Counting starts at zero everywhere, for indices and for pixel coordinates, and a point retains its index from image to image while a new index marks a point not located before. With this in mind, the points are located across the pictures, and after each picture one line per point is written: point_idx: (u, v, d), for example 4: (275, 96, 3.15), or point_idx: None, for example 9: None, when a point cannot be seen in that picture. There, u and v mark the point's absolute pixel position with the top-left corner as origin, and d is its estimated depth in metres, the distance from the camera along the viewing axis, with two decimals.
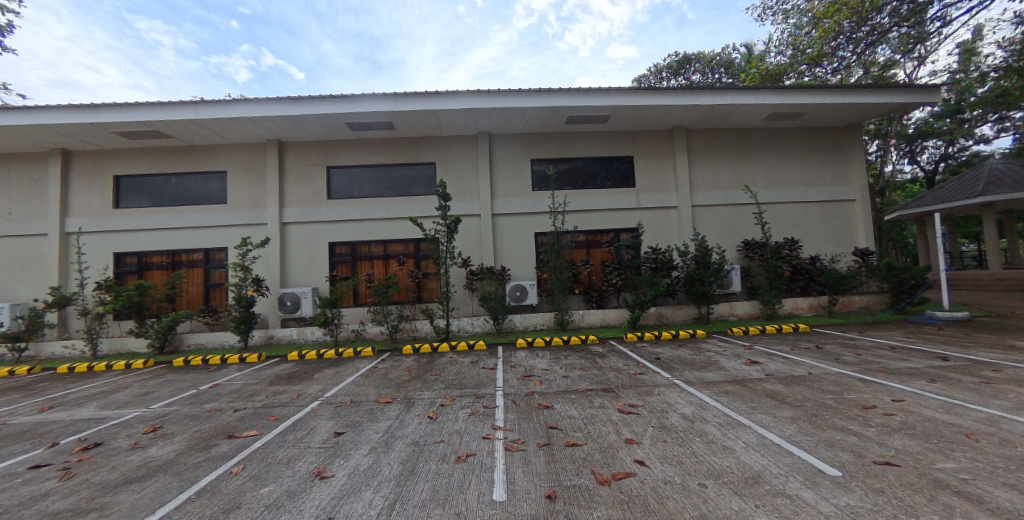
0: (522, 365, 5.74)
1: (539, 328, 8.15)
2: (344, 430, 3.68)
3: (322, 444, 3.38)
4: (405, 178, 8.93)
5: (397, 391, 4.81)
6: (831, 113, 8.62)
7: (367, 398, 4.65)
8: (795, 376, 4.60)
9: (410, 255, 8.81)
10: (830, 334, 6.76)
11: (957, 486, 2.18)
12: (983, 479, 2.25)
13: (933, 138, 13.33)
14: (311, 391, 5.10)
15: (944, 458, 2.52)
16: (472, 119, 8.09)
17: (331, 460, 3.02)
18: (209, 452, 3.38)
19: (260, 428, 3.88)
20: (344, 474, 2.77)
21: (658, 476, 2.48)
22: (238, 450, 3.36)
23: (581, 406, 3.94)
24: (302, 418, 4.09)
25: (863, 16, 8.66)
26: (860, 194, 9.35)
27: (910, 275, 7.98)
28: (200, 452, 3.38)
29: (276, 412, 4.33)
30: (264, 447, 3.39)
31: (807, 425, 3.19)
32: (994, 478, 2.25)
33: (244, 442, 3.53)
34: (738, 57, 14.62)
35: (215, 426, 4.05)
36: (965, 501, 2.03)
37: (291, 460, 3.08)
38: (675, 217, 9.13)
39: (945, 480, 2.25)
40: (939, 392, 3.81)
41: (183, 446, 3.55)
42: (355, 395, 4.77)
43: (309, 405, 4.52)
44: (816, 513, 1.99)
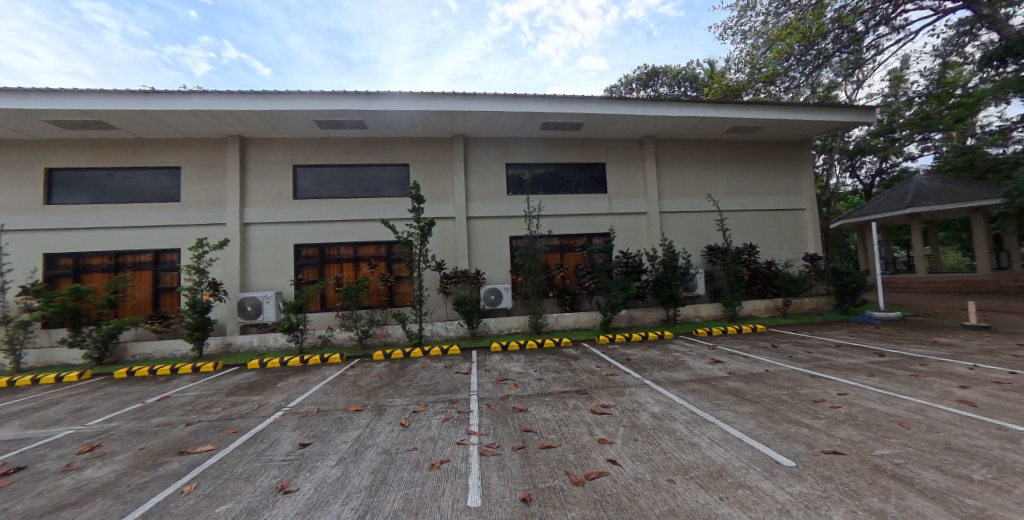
0: (497, 369, 5.74)
1: (514, 331, 8.19)
2: (310, 441, 3.52)
3: (286, 456, 3.23)
4: (378, 179, 8.71)
5: (368, 398, 4.68)
6: (785, 129, 9.30)
7: (336, 406, 4.47)
8: (754, 374, 4.91)
9: (382, 258, 8.59)
10: (784, 334, 7.25)
11: (893, 470, 2.41)
12: (914, 462, 2.50)
13: (870, 154, 14.62)
14: (274, 401, 4.84)
15: (882, 445, 2.79)
16: (448, 121, 8.03)
17: (296, 473, 2.88)
18: (158, 470, 3.13)
19: (216, 442, 3.63)
20: (309, 487, 2.65)
21: (629, 474, 2.57)
22: (191, 467, 3.13)
23: (556, 408, 4.00)
24: (263, 430, 3.88)
25: (810, 41, 9.51)
26: (809, 204, 10.14)
27: (853, 279, 8.72)
28: (146, 471, 3.12)
29: (234, 425, 4.08)
30: (221, 463, 3.17)
31: (765, 420, 3.42)
32: (924, 461, 2.51)
33: (198, 458, 3.30)
34: (701, 72, 15.39)
35: (165, 442, 3.75)
36: (900, 484, 2.25)
37: (252, 475, 2.91)
38: (645, 223, 9.49)
39: (883, 465, 2.49)
40: (877, 385, 4.19)
41: (126, 466, 3.26)
42: (322, 404, 4.58)
43: (271, 416, 4.29)
44: (773, 502, 2.13)
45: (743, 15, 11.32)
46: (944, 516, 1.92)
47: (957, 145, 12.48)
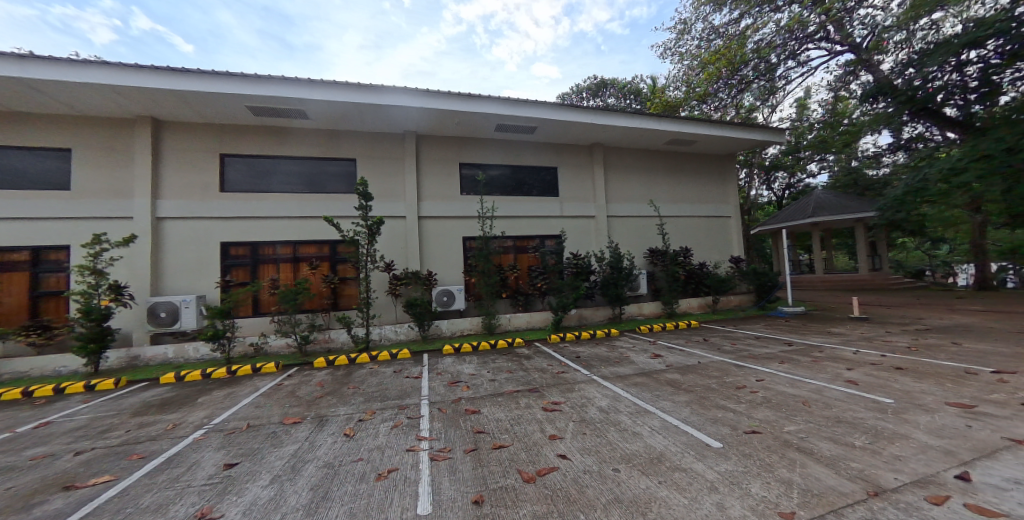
0: (449, 371, 5.64)
1: (467, 333, 8.12)
2: (238, 460, 3.18)
3: (208, 479, 2.88)
4: (321, 174, 8.15)
5: (308, 409, 4.35)
6: (715, 144, 10.32)
7: (270, 420, 4.10)
8: (689, 366, 5.38)
9: (325, 258, 8.05)
10: (714, 329, 8.01)
11: (799, 443, 2.78)
12: (814, 435, 2.91)
13: (782, 170, 16.70)
14: (194, 419, 4.31)
15: (791, 422, 3.21)
16: (400, 117, 7.76)
17: (220, 498, 2.59)
18: (35, 512, 2.62)
19: (116, 472, 3.13)
20: (236, 512, 2.41)
21: (578, 467, 2.67)
22: (82, 503, 2.68)
23: (508, 408, 4.01)
24: (179, 453, 3.44)
25: (735, 66, 10.64)
26: (733, 212, 11.33)
27: (769, 279, 9.91)
28: (18, 514, 2.61)
29: (140, 450, 3.56)
30: (123, 495, 2.75)
31: (698, 407, 3.76)
32: (822, 434, 2.93)
33: (92, 492, 2.83)
34: (644, 87, 16.50)
35: (46, 478, 3.16)
36: (803, 455, 2.61)
37: (164, 506, 2.57)
38: (594, 226, 9.95)
39: (791, 439, 2.86)
40: (787, 370, 4.81)
41: None
42: (254, 418, 4.17)
43: (189, 436, 3.81)
44: (704, 481, 2.35)
45: (680, 38, 12.35)
46: (836, 479, 2.26)
47: (845, 166, 14.75)
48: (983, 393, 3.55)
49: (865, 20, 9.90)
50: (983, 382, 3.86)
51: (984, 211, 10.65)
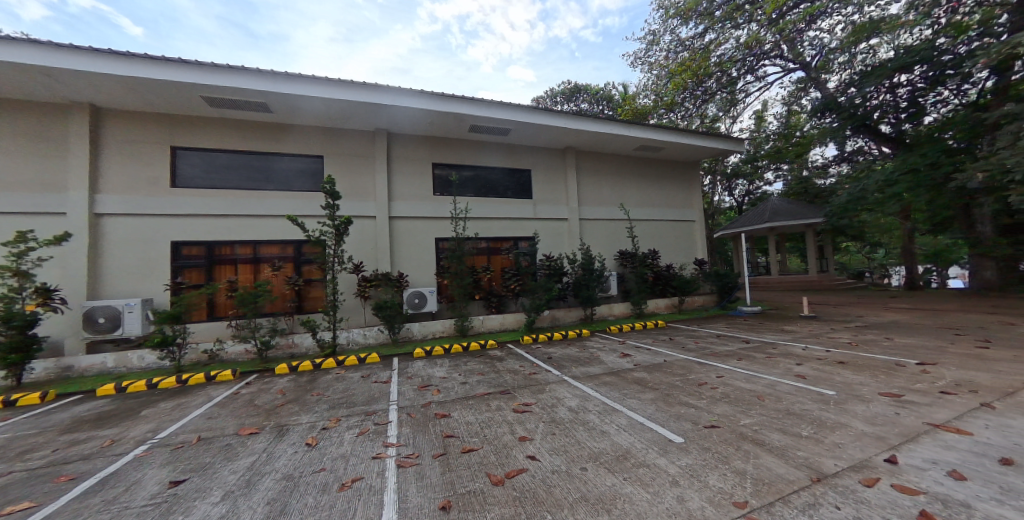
0: (419, 375, 5.54)
1: (438, 335, 8.01)
2: (185, 477, 2.97)
3: (151, 499, 2.68)
4: (285, 171, 7.81)
5: (268, 418, 4.13)
6: (681, 151, 10.76)
7: (225, 431, 3.87)
8: (655, 364, 5.56)
9: (288, 259, 7.71)
10: (680, 328, 8.33)
11: (753, 436, 2.95)
12: (766, 428, 3.09)
13: (742, 177, 17.65)
14: (136, 434, 4.00)
15: (746, 416, 3.39)
16: (370, 114, 7.57)
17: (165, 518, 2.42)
18: None
19: (41, 496, 2.85)
20: None
21: (547, 467, 2.70)
22: None
23: (479, 410, 3.99)
24: (118, 471, 3.17)
25: (700, 78, 11.14)
26: (698, 216, 11.85)
27: (729, 280, 10.44)
28: None
29: (72, 470, 3.25)
30: None
31: (662, 404, 3.89)
32: (773, 426, 3.11)
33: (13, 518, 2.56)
34: (616, 94, 16.98)
35: None
36: (757, 446, 2.76)
37: None
38: (567, 228, 10.10)
39: (746, 432, 3.03)
40: (745, 367, 5.08)
41: None
42: (206, 430, 3.92)
43: (130, 453, 3.53)
44: (665, 476, 2.44)
45: (650, 48, 12.80)
46: (784, 468, 2.42)
47: (798, 176, 15.80)
48: (910, 383, 3.91)
49: (814, 42, 10.65)
50: (911, 373, 4.25)
51: (915, 218, 11.76)
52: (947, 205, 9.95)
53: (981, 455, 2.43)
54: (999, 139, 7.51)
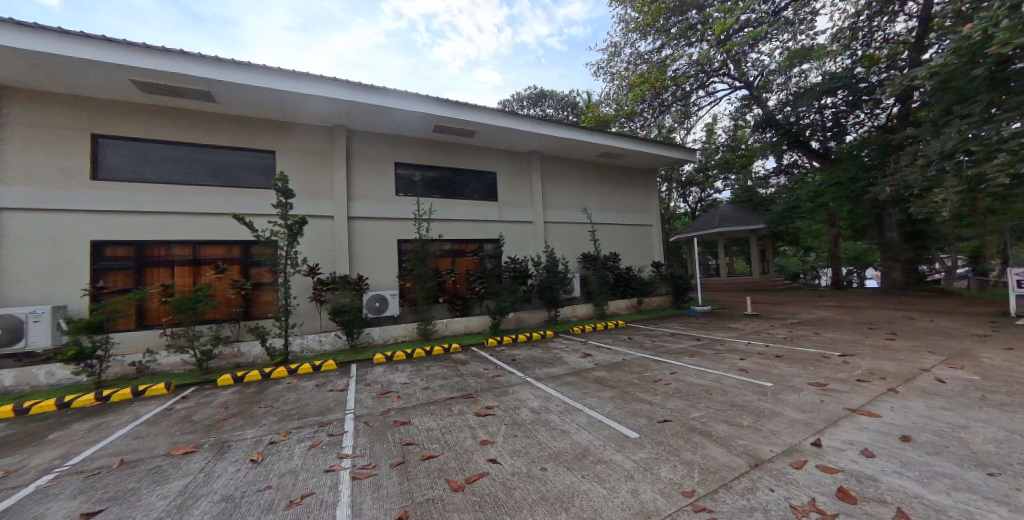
0: (379, 381, 5.36)
1: (400, 340, 7.80)
2: (104, 505, 2.66)
3: None
4: (231, 165, 7.28)
5: (206, 435, 3.79)
6: (640, 159, 11.26)
7: (153, 452, 3.48)
8: (615, 363, 5.76)
9: (233, 261, 7.20)
10: (638, 328, 8.68)
11: (701, 428, 3.13)
12: (713, 419, 3.29)
13: (696, 185, 18.76)
14: (45, 460, 3.52)
15: (695, 409, 3.59)
16: (327, 109, 7.24)
17: None
18: None
19: None
20: None
21: (507, 470, 2.70)
22: None
23: (441, 416, 3.93)
24: (18, 504, 2.78)
25: (657, 90, 11.72)
26: (655, 221, 12.43)
27: (683, 281, 11.03)
28: None
29: None
30: None
31: (620, 401, 4.03)
32: (719, 417, 3.32)
33: None
34: (579, 101, 17.47)
35: None
36: (704, 438, 2.93)
37: None
38: (532, 231, 10.23)
39: (695, 425, 3.20)
40: (696, 363, 5.38)
41: None
42: (130, 452, 3.51)
43: (35, 482, 3.10)
44: (620, 472, 2.52)
45: (611, 59, 13.29)
46: (727, 456, 2.59)
47: (744, 185, 17.05)
48: (834, 373, 4.34)
49: (756, 63, 11.57)
50: (836, 364, 4.71)
51: (839, 225, 13.11)
52: (864, 214, 11.20)
53: (887, 434, 2.75)
54: (903, 157, 8.57)
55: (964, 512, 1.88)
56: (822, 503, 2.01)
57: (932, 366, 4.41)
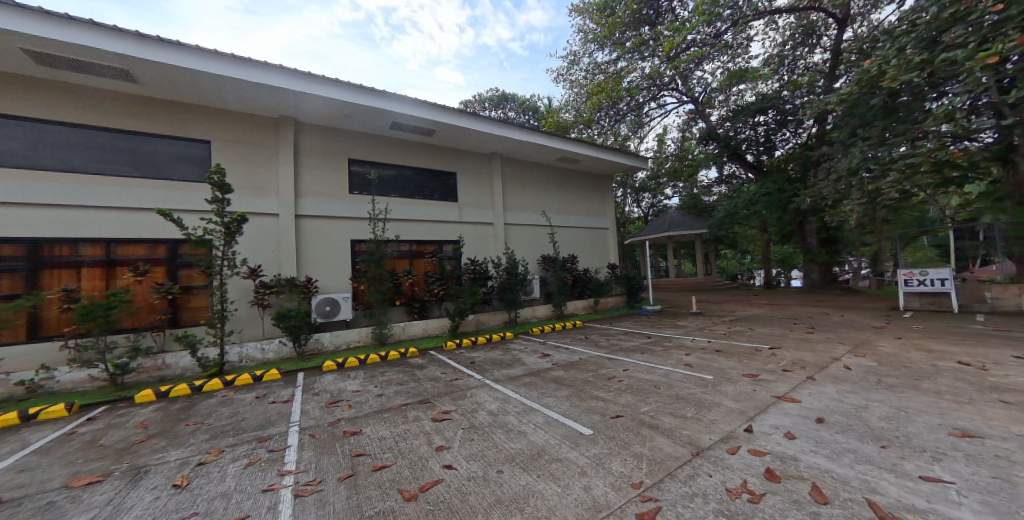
0: (328, 390, 5.07)
1: (353, 345, 7.44)
2: None
3: None
4: (154, 154, 6.52)
5: (118, 461, 3.33)
6: (597, 165, 11.67)
7: (46, 486, 2.98)
8: (571, 362, 5.90)
9: (156, 262, 6.46)
10: (594, 327, 8.96)
11: (649, 421, 3.28)
12: (661, 413, 3.47)
13: (648, 191, 19.77)
14: None
15: (645, 404, 3.76)
16: (271, 98, 6.75)
17: None
18: None
19: None
20: None
21: (463, 475, 2.67)
22: None
23: (395, 423, 3.80)
24: None
25: (613, 100, 12.21)
26: (611, 225, 12.92)
27: (636, 282, 11.56)
28: None
29: None
30: None
31: (576, 400, 4.13)
32: (666, 410, 3.50)
33: None
34: (540, 106, 17.80)
35: None
36: (652, 430, 3.08)
37: None
38: (492, 232, 10.22)
39: (645, 419, 3.35)
40: (646, 359, 5.65)
41: None
42: (20, 485, 3.02)
43: None
44: (574, 469, 2.57)
45: (571, 67, 13.69)
46: (672, 447, 2.74)
47: (691, 193, 18.25)
48: (764, 364, 4.76)
49: (701, 80, 12.45)
50: (767, 356, 5.17)
51: (769, 231, 14.46)
52: (790, 221, 12.44)
53: (806, 417, 3.07)
54: (821, 172, 9.61)
55: (864, 482, 2.14)
56: (753, 485, 2.18)
57: (841, 355, 4.98)
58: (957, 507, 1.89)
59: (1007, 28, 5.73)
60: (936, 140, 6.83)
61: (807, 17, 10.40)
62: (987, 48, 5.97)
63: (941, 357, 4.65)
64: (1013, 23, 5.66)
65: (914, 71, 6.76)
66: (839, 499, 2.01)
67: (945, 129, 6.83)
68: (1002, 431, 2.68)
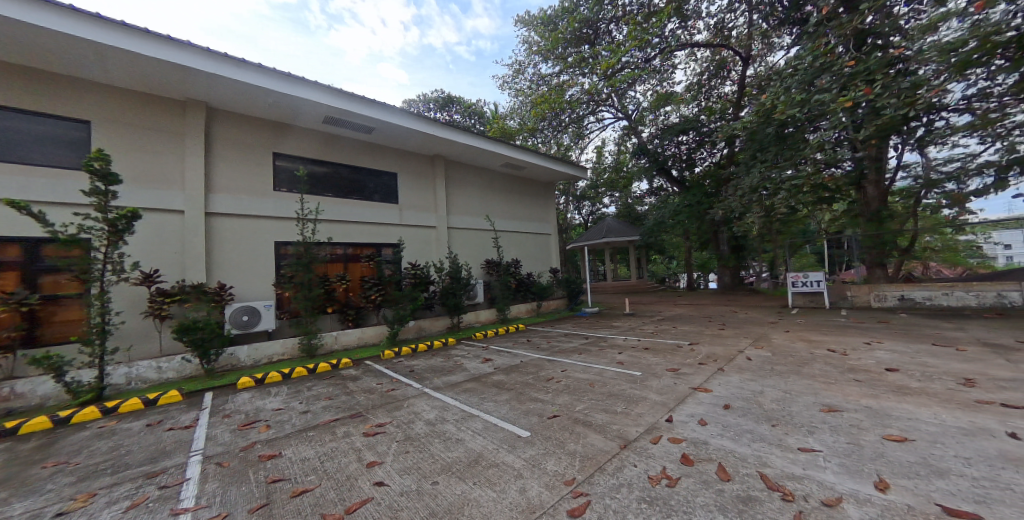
0: (243, 410, 4.54)
1: (276, 358, 6.77)
2: None
3: None
4: (9, 133, 5.36)
5: None
6: (540, 172, 12.03)
7: None
8: (512, 366, 5.96)
9: (5, 265, 5.29)
10: (537, 330, 9.14)
11: (583, 419, 3.40)
12: (594, 410, 3.62)
13: (588, 199, 20.79)
14: None
15: (580, 402, 3.90)
16: (175, 78, 5.93)
17: None
18: None
19: None
20: None
21: (395, 490, 2.53)
22: None
23: (321, 441, 3.51)
24: None
25: (554, 112, 12.70)
26: (553, 230, 13.35)
27: (576, 286, 12.05)
28: None
29: None
30: None
31: (515, 403, 4.15)
32: (599, 407, 3.67)
33: None
34: (486, 112, 17.91)
35: None
36: (586, 427, 3.20)
37: None
38: (434, 236, 9.99)
39: (579, 417, 3.48)
40: (583, 359, 5.89)
41: None
42: None
43: None
44: (511, 473, 2.57)
45: (516, 76, 14.02)
46: (603, 442, 2.86)
47: (625, 202, 19.56)
48: (684, 359, 5.21)
49: (633, 99, 13.46)
50: (688, 351, 5.68)
51: (691, 239, 16.00)
52: (707, 231, 13.90)
53: (716, 404, 3.40)
54: (729, 188, 10.91)
55: (759, 458, 2.41)
56: (671, 470, 2.35)
57: (745, 347, 5.64)
58: (823, 470, 2.22)
59: (857, 79, 7.26)
60: (813, 166, 8.16)
61: (720, 53, 11.77)
62: (844, 94, 7.33)
63: (816, 345, 5.49)
64: (860, 76, 7.22)
65: (798, 107, 7.98)
66: (739, 476, 2.24)
67: (819, 157, 8.20)
68: (857, 404, 3.22)
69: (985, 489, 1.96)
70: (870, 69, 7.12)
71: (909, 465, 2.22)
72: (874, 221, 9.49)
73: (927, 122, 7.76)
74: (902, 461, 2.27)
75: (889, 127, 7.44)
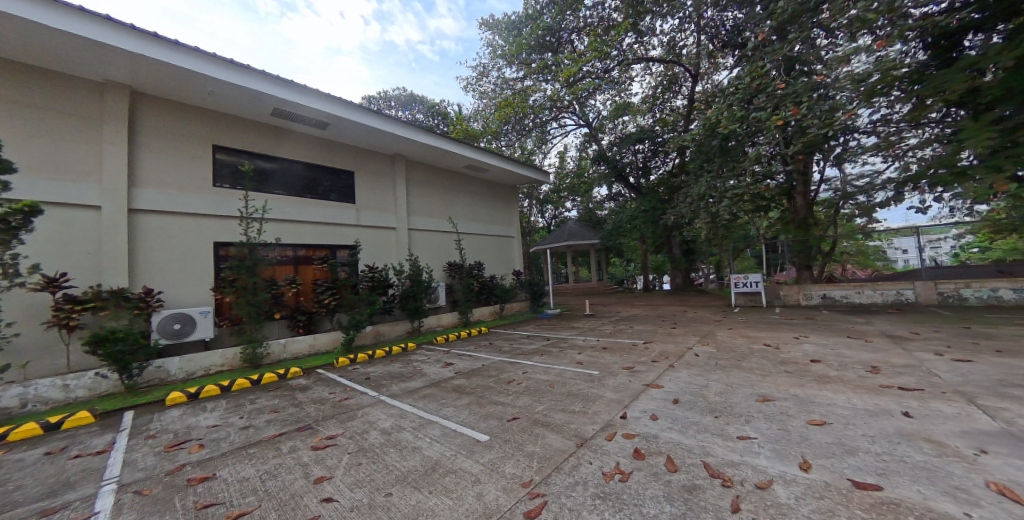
0: (172, 429, 4.10)
1: (215, 370, 6.20)
2: None
3: None
4: None
5: None
6: (502, 175, 12.06)
7: None
8: (474, 369, 5.87)
9: None
10: (499, 332, 9.11)
11: (542, 420, 3.40)
12: (553, 410, 3.63)
13: (551, 202, 21.13)
14: None
15: (540, 403, 3.91)
16: (92, 57, 5.29)
17: None
18: None
19: None
20: None
21: (344, 507, 2.38)
22: None
23: (264, 458, 3.24)
24: None
25: (517, 117, 12.80)
26: (515, 233, 13.43)
27: (538, 288, 12.18)
28: None
29: None
30: None
31: (475, 407, 4.08)
32: (558, 407, 3.70)
33: None
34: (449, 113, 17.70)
35: None
36: (544, 428, 3.20)
37: None
38: (394, 238, 9.67)
39: (539, 418, 3.47)
40: (544, 360, 5.94)
41: None
42: None
43: None
44: (467, 479, 2.50)
45: (480, 79, 14.01)
46: (560, 442, 2.87)
47: (586, 207, 20.10)
48: (639, 356, 5.41)
49: (593, 108, 13.91)
50: (643, 349, 5.89)
51: (647, 242, 16.75)
52: (661, 235, 14.63)
53: (666, 399, 3.54)
54: (680, 195, 11.55)
55: (703, 448, 2.54)
56: (624, 466, 2.40)
57: (694, 344, 5.95)
58: (757, 455, 2.37)
59: (787, 100, 7.83)
60: (752, 176, 8.86)
61: (671, 69, 12.44)
62: (777, 113, 7.98)
63: (755, 341, 5.91)
64: (790, 97, 7.76)
65: (740, 123, 8.62)
66: (685, 466, 2.33)
67: (757, 169, 8.88)
68: (787, 393, 3.49)
69: (885, 463, 2.18)
70: (797, 92, 7.67)
71: (827, 446, 2.43)
72: (802, 228, 10.49)
73: (843, 142, 8.65)
74: (822, 443, 2.48)
75: (811, 145, 8.22)
